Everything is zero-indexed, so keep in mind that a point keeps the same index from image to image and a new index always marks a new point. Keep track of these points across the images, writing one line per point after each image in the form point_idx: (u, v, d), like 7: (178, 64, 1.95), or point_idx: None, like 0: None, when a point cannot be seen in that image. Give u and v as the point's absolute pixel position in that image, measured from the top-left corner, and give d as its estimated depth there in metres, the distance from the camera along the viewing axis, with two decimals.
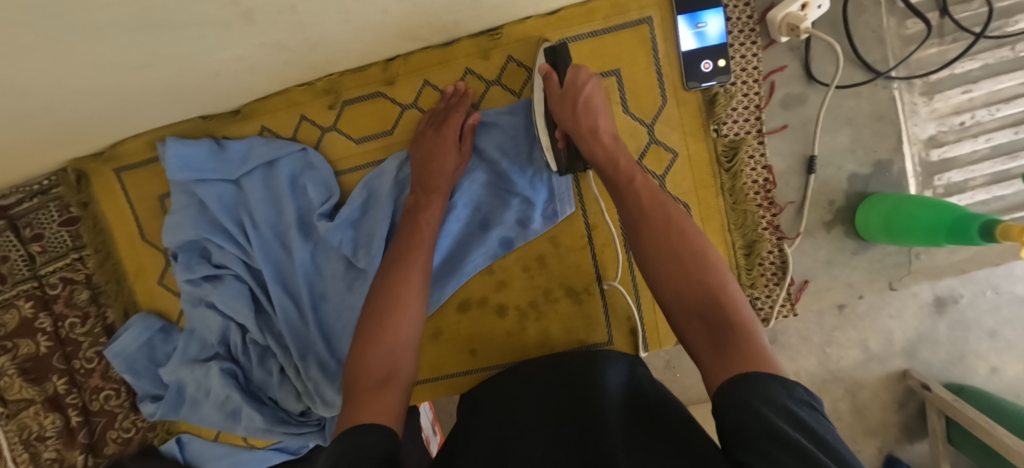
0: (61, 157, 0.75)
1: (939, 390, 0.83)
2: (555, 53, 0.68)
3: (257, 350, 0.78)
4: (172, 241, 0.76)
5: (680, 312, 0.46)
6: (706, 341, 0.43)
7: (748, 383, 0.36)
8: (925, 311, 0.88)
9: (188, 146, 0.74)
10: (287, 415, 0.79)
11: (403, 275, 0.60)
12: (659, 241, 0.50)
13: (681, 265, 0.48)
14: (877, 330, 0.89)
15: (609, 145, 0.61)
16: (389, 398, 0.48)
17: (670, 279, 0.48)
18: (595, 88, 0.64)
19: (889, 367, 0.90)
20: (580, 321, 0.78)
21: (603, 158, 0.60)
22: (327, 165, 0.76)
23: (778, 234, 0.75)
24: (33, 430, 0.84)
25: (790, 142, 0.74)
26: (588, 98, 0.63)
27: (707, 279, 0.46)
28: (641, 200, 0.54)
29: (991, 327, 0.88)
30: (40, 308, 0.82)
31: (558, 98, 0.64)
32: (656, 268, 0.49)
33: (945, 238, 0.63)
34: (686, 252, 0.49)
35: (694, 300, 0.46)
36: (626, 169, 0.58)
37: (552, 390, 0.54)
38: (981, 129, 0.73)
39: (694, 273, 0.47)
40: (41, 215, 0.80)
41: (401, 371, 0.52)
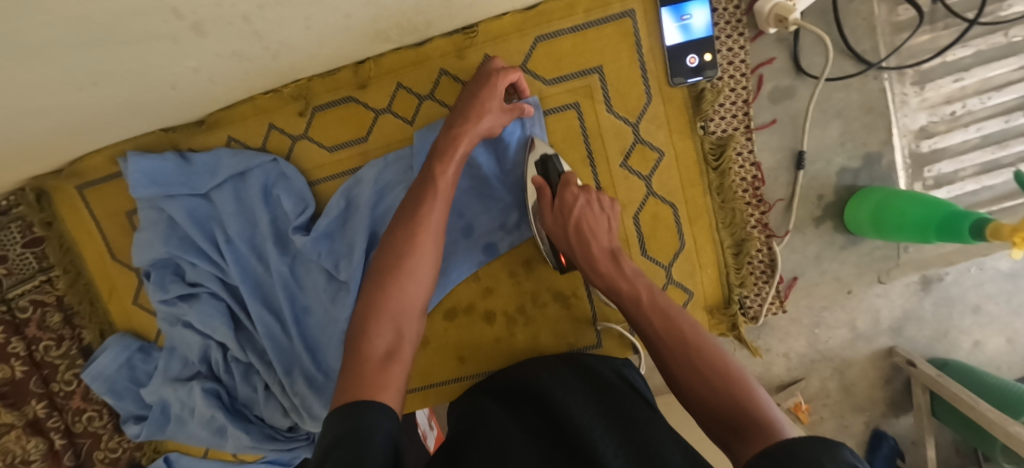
0: (18, 176, 0.71)
1: (923, 364, 0.82)
2: (546, 166, 0.67)
3: (239, 367, 0.76)
4: (142, 259, 0.73)
5: (710, 422, 0.46)
6: (731, 438, 0.43)
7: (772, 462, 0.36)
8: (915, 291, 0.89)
9: (153, 161, 0.70)
10: (275, 432, 0.77)
11: (410, 232, 0.57)
12: (672, 341, 0.51)
13: (693, 370, 0.48)
14: (866, 310, 0.89)
15: (613, 272, 0.61)
16: (396, 374, 0.47)
17: (686, 382, 0.49)
18: (592, 209, 0.64)
19: None
20: (569, 325, 0.78)
21: (606, 288, 0.61)
22: (301, 176, 0.73)
23: (766, 232, 0.73)
24: (17, 455, 0.81)
25: (779, 137, 0.72)
26: (587, 213, 0.63)
27: (725, 383, 0.46)
28: (648, 315, 0.55)
29: (975, 302, 0.82)
30: (12, 332, 0.78)
31: (552, 217, 0.65)
32: (671, 369, 0.50)
33: (935, 235, 0.62)
34: (691, 345, 0.50)
35: (717, 410, 0.45)
36: (633, 290, 0.58)
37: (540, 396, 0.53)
38: (972, 119, 0.72)
39: (711, 379, 0.47)
40: (3, 237, 0.76)
41: (404, 351, 0.50)
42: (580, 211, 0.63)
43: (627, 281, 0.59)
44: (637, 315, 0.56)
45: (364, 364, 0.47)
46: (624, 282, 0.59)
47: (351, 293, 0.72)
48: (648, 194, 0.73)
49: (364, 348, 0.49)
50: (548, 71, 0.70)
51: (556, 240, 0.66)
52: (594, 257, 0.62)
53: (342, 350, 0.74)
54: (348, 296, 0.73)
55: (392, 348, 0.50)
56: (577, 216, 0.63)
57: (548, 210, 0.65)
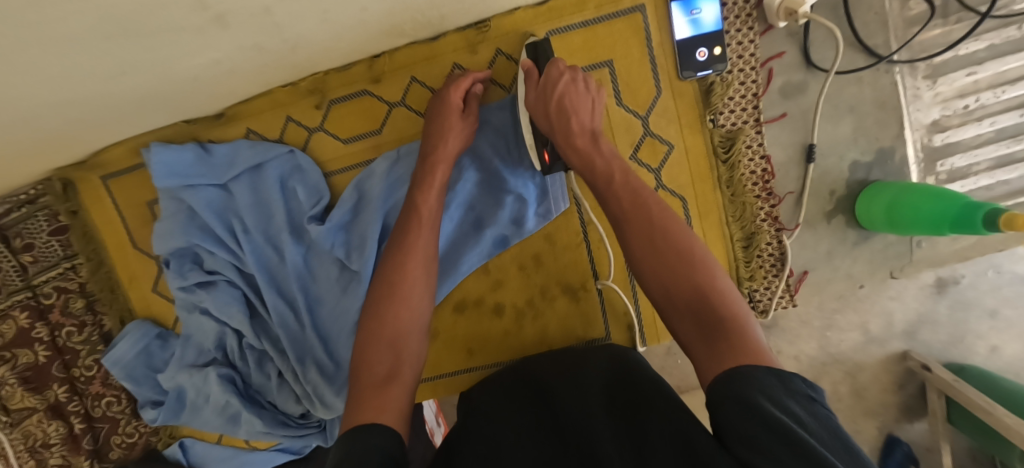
0: (45, 166, 0.73)
1: (941, 371, 0.76)
2: (536, 51, 0.66)
3: (254, 354, 0.78)
4: (162, 247, 0.75)
5: (670, 308, 0.46)
6: (692, 331, 0.43)
7: (742, 373, 0.36)
8: (927, 293, 0.80)
9: (173, 151, 0.72)
10: (287, 418, 0.79)
11: (398, 256, 0.57)
12: (639, 226, 0.51)
13: (660, 257, 0.48)
14: (876, 313, 0.80)
15: (587, 149, 0.58)
16: (399, 396, 0.47)
17: (649, 270, 0.48)
18: (577, 90, 0.61)
19: (889, 350, 0.82)
20: (578, 319, 0.78)
21: (580, 163, 0.59)
22: (316, 168, 0.75)
23: (776, 226, 0.73)
24: (37, 438, 0.84)
25: (789, 132, 0.72)
26: (574, 96, 0.61)
27: (691, 272, 0.46)
28: (620, 196, 0.54)
29: None
30: (37, 318, 0.81)
31: (536, 94, 0.62)
32: (636, 253, 0.50)
33: (949, 228, 0.62)
34: (661, 234, 0.49)
35: (680, 296, 0.46)
36: (609, 172, 0.56)
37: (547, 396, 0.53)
38: (986, 112, 0.71)
39: (677, 268, 0.47)
40: (31, 225, 0.78)
41: (407, 372, 0.50)
42: (563, 88, 0.61)
43: (603, 158, 0.57)
44: (607, 194, 0.55)
45: (365, 388, 0.47)
46: (599, 157, 0.58)
47: (363, 284, 0.73)
48: (658, 187, 0.74)
49: (365, 373, 0.49)
50: None
51: (535, 121, 0.64)
52: (572, 136, 0.59)
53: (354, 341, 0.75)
54: (360, 286, 0.74)
55: (392, 368, 0.49)
56: (561, 95, 0.60)
57: (534, 88, 0.63)
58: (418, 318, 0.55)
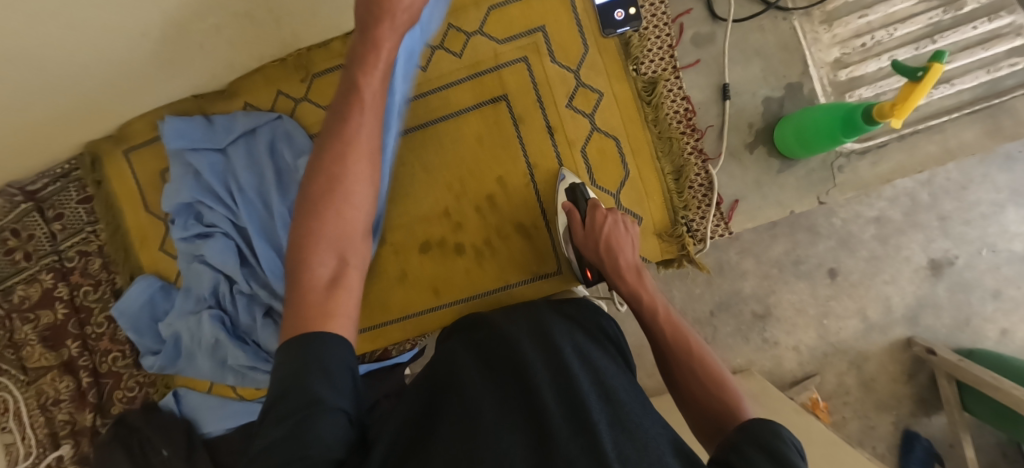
0: (80, 137, 0.89)
1: (945, 354, 1.05)
2: (574, 194, 0.79)
3: (242, 298, 0.87)
4: (168, 204, 0.88)
5: (691, 407, 0.54)
6: (706, 419, 0.52)
7: (758, 426, 0.41)
8: (923, 276, 1.13)
9: (184, 121, 0.87)
10: (268, 356, 0.88)
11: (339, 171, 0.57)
12: (679, 358, 0.58)
13: (697, 381, 0.55)
14: (873, 298, 1.13)
15: (635, 282, 0.69)
16: (332, 299, 0.43)
17: (680, 375, 0.57)
18: (614, 227, 0.73)
19: (893, 335, 1.14)
20: (531, 254, 0.86)
21: (627, 293, 0.69)
22: (301, 130, 0.88)
23: (702, 158, 0.81)
24: (50, 395, 0.94)
25: (703, 75, 0.82)
26: (612, 230, 0.73)
27: (711, 374, 0.55)
28: (662, 326, 0.63)
29: (993, 287, 1.13)
30: (59, 278, 0.94)
31: (582, 234, 0.75)
32: (682, 386, 0.56)
33: (842, 134, 0.68)
34: (689, 347, 0.59)
35: (701, 393, 0.54)
36: (648, 301, 0.66)
37: (504, 346, 0.52)
38: (883, 48, 0.79)
39: (711, 388, 0.54)
40: (63, 196, 0.94)
41: (344, 286, 0.46)
42: (608, 229, 0.73)
43: (648, 292, 0.67)
44: (651, 324, 0.64)
45: (311, 292, 0.50)
46: (643, 291, 0.68)
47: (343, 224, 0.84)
48: (592, 130, 0.83)
49: (308, 276, 0.51)
50: (499, 32, 0.84)
51: (585, 255, 0.76)
52: (618, 267, 0.71)
53: None
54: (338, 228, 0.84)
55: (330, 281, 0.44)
56: (607, 235, 0.72)
57: (580, 229, 0.76)
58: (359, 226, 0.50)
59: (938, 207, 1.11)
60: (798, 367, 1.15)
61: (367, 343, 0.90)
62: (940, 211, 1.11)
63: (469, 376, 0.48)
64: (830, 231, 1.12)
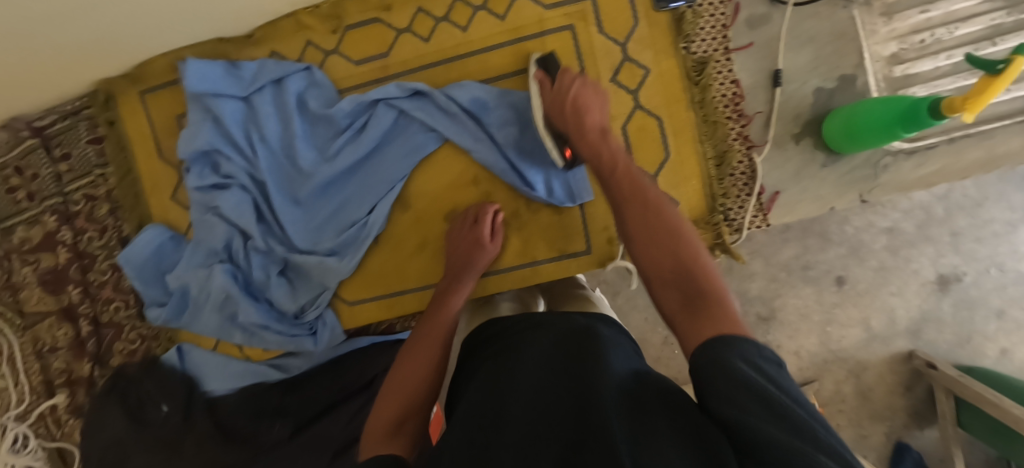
0: (93, 73, 0.84)
1: (945, 368, 1.05)
2: (546, 62, 0.77)
3: (257, 255, 0.83)
4: (184, 151, 0.83)
5: (660, 285, 0.49)
6: (676, 302, 0.46)
7: (725, 354, 0.37)
8: (928, 290, 1.12)
9: (205, 64, 0.82)
10: (281, 316, 0.84)
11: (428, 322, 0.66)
12: (639, 208, 0.55)
13: (652, 233, 0.52)
14: (877, 307, 1.13)
15: (597, 141, 0.64)
16: (396, 445, 0.50)
17: (644, 251, 0.52)
18: (585, 91, 0.70)
19: (894, 347, 1.13)
20: (558, 232, 0.83)
21: (589, 153, 0.64)
22: (330, 83, 0.84)
23: (747, 144, 0.79)
24: (46, 342, 0.92)
25: (756, 59, 0.79)
26: (585, 96, 0.69)
27: (675, 254, 0.49)
28: (621, 180, 0.58)
29: (999, 307, 1.13)
30: (63, 221, 0.91)
31: (552, 98, 0.71)
32: (634, 240, 0.53)
33: (902, 129, 0.66)
34: (655, 217, 0.53)
35: (670, 270, 0.49)
36: (619, 162, 0.61)
37: (518, 355, 0.47)
38: (941, 47, 0.77)
39: (667, 247, 0.50)
40: (71, 135, 0.90)
41: (408, 425, 0.53)
42: (576, 91, 0.70)
43: (609, 149, 0.63)
44: (610, 180, 0.59)
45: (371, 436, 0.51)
46: (606, 147, 0.63)
47: (379, 182, 0.82)
48: (635, 107, 0.80)
49: (375, 423, 0.53)
50: None
51: (552, 125, 0.72)
52: (585, 127, 0.66)
53: (364, 244, 0.82)
54: (376, 187, 0.82)
55: (400, 419, 0.53)
56: (574, 97, 0.69)
57: (547, 93, 0.73)
58: (424, 368, 0.59)
59: (951, 221, 1.10)
60: (799, 371, 1.15)
61: (383, 312, 0.86)
62: (953, 226, 1.10)
63: (482, 382, 0.45)
64: (843, 238, 1.11)
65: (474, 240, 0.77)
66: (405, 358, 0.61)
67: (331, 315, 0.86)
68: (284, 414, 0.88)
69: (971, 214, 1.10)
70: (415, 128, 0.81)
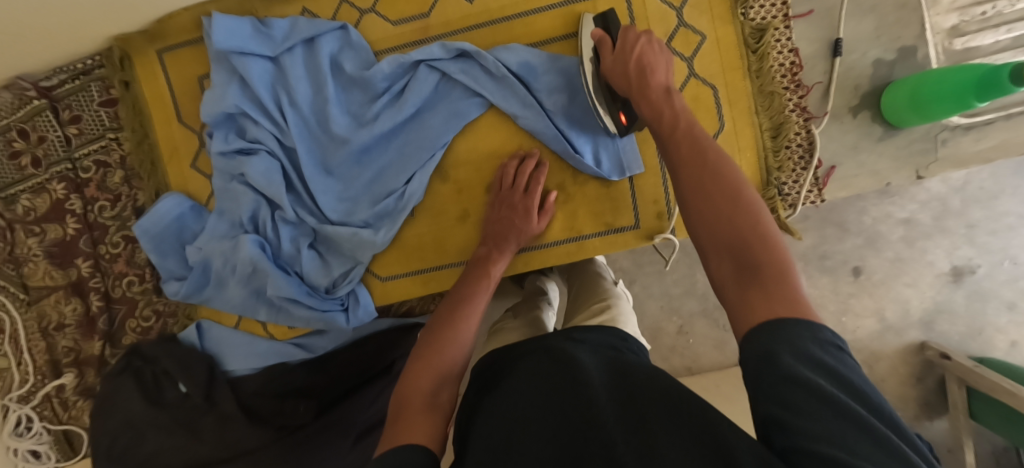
0: (110, 27, 0.78)
1: (959, 359, 1.03)
2: (606, 22, 0.70)
3: (286, 226, 0.79)
4: (207, 113, 0.78)
5: (713, 253, 0.44)
6: (728, 277, 0.42)
7: (778, 330, 0.36)
8: (942, 281, 1.10)
9: (232, 20, 0.76)
10: (311, 290, 0.80)
11: (465, 293, 0.64)
12: (705, 170, 0.47)
13: (711, 202, 0.45)
14: (891, 298, 1.11)
15: (660, 99, 0.56)
16: (431, 425, 0.48)
17: (703, 227, 0.45)
18: (658, 56, 0.61)
19: (907, 337, 1.12)
20: (606, 205, 0.79)
21: (649, 112, 0.56)
22: (366, 44, 0.78)
23: (805, 116, 0.76)
24: (52, 319, 0.86)
25: (816, 27, 0.76)
26: (647, 54, 0.61)
27: (740, 217, 0.43)
28: (679, 141, 0.51)
29: (1010, 300, 1.10)
30: (72, 190, 0.85)
31: (612, 57, 0.64)
32: (689, 202, 0.47)
33: (975, 98, 0.65)
34: (716, 183, 0.46)
35: (727, 241, 0.43)
36: (675, 119, 0.53)
37: (530, 387, 0.45)
38: (1002, 19, 0.75)
39: (726, 213, 0.44)
40: (82, 96, 0.84)
41: (443, 394, 0.53)
42: (641, 49, 0.61)
43: (673, 108, 0.55)
44: (667, 139, 0.52)
45: (410, 402, 0.50)
46: (668, 108, 0.55)
47: (420, 150, 0.78)
48: (689, 75, 0.76)
49: (412, 388, 0.52)
50: None
51: (615, 84, 0.64)
52: (649, 88, 0.58)
53: (403, 214, 0.78)
54: (418, 156, 0.78)
55: (434, 388, 0.52)
56: (639, 54, 0.61)
57: (609, 54, 0.65)
58: (463, 340, 0.58)
59: (966, 214, 1.06)
60: None
61: (419, 288, 0.82)
62: (968, 218, 1.07)
63: (490, 409, 0.45)
64: (861, 229, 1.09)
65: (523, 210, 0.75)
66: (439, 320, 0.60)
67: (363, 291, 0.81)
68: (309, 395, 0.83)
69: (986, 206, 1.07)
70: (460, 93, 0.77)
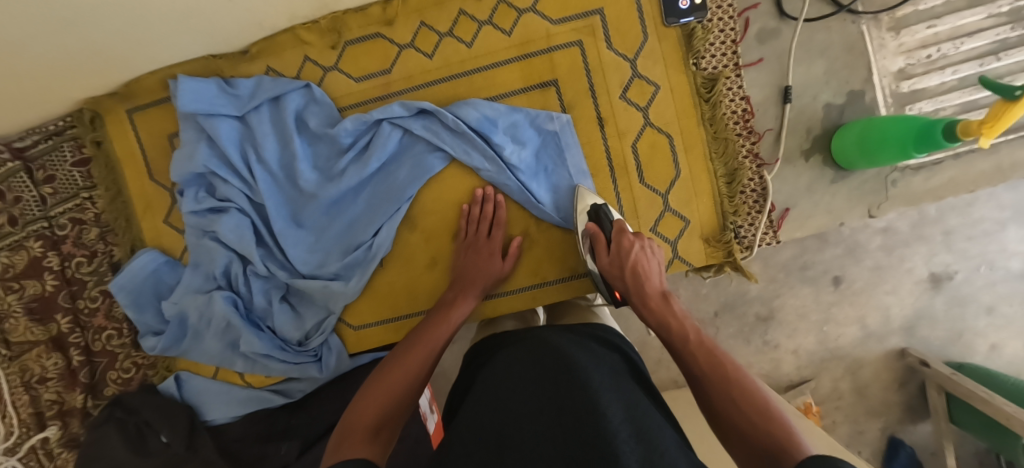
0: (79, 92, 0.80)
1: (937, 366, 0.95)
2: (597, 213, 0.73)
3: (258, 280, 0.81)
4: (178, 173, 0.79)
5: (750, 460, 0.43)
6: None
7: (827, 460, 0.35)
8: (921, 288, 1.00)
9: (199, 82, 0.78)
10: (284, 343, 0.82)
11: (428, 334, 0.65)
12: (717, 377, 0.50)
13: (734, 400, 0.47)
14: (873, 306, 1.01)
15: (662, 310, 0.62)
16: (370, 453, 0.48)
17: (732, 428, 0.46)
18: (645, 255, 0.69)
19: (888, 344, 1.03)
20: (570, 250, 0.81)
21: (654, 323, 0.62)
22: (330, 100, 0.80)
23: (756, 162, 0.79)
24: (34, 373, 0.87)
25: (766, 74, 0.79)
26: (640, 257, 0.69)
27: (764, 417, 0.44)
28: (696, 354, 0.54)
29: (988, 303, 1.01)
30: (50, 247, 0.86)
31: (608, 259, 0.70)
32: (712, 402, 0.49)
33: (915, 149, 0.67)
34: (738, 385, 0.48)
35: (755, 437, 0.43)
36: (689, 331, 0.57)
37: (536, 380, 0.45)
38: (948, 62, 0.76)
39: (749, 413, 0.45)
40: (55, 157, 0.85)
41: (388, 429, 0.52)
42: (635, 254, 0.69)
43: (679, 319, 0.60)
44: (683, 353, 0.55)
45: (353, 430, 0.50)
46: (673, 318, 0.60)
47: (387, 203, 0.79)
48: (646, 125, 0.78)
49: (360, 416, 0.52)
50: (554, 11, 0.77)
51: (610, 280, 0.70)
52: (646, 295, 0.65)
53: (371, 266, 0.80)
54: (385, 208, 0.80)
55: (378, 424, 0.52)
56: (633, 259, 0.68)
57: (603, 254, 0.71)
58: (414, 379, 0.58)
59: (943, 220, 0.97)
60: (796, 371, 1.05)
61: (391, 335, 0.84)
62: (945, 225, 0.98)
63: (486, 395, 0.46)
64: (839, 238, 0.99)
65: (486, 255, 0.77)
66: (396, 362, 0.60)
67: (335, 340, 0.83)
68: (290, 435, 0.83)
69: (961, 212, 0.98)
70: (422, 147, 0.79)
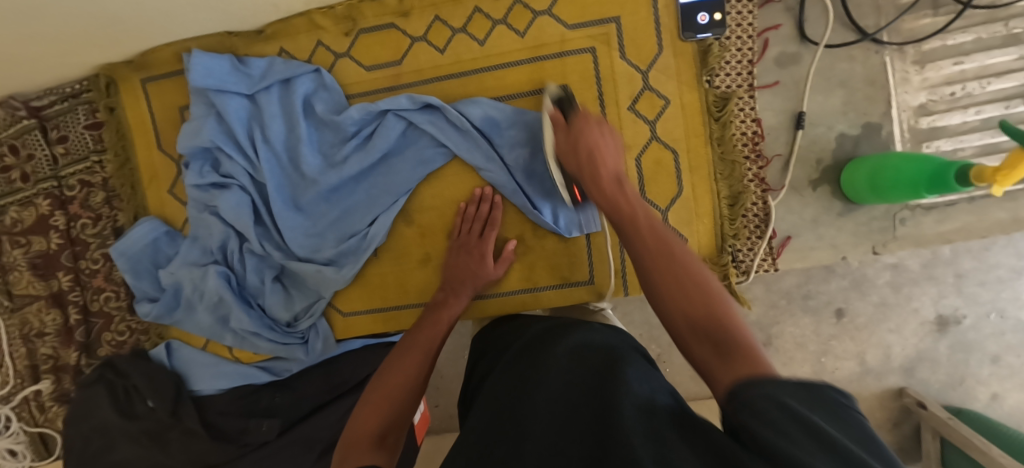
0: (96, 58, 0.82)
1: (935, 409, 0.91)
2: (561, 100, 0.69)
3: (252, 259, 0.82)
4: (185, 146, 0.80)
5: (689, 340, 0.43)
6: (712, 358, 0.40)
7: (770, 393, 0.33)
8: (926, 329, 0.97)
9: (212, 58, 0.79)
10: (273, 323, 0.84)
11: (427, 332, 0.66)
12: (662, 261, 0.47)
13: (677, 282, 0.45)
14: (874, 343, 0.98)
15: (614, 193, 0.57)
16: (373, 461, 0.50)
17: (668, 301, 0.45)
18: (608, 138, 0.62)
19: (886, 383, 0.99)
20: (563, 259, 0.81)
21: (605, 204, 0.56)
22: (338, 87, 0.81)
23: (762, 187, 0.77)
24: (34, 326, 0.90)
25: (781, 99, 0.77)
26: (599, 140, 0.61)
27: (707, 299, 0.43)
28: (642, 234, 0.51)
29: (994, 352, 0.97)
30: (57, 206, 0.88)
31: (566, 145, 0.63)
32: (655, 287, 0.47)
33: (926, 189, 0.65)
34: (684, 268, 0.46)
35: (698, 318, 0.43)
36: (632, 207, 0.54)
37: (563, 365, 0.45)
38: (972, 101, 0.73)
39: (695, 297, 0.44)
40: (70, 118, 0.87)
41: (392, 435, 0.54)
42: (592, 138, 0.61)
43: (629, 201, 0.55)
44: (628, 233, 0.52)
45: (360, 439, 0.52)
46: (624, 202, 0.56)
47: (388, 195, 0.80)
48: (652, 138, 0.77)
49: (364, 425, 0.54)
50: (571, 16, 0.76)
51: (566, 164, 0.64)
52: (600, 178, 0.58)
53: (366, 256, 0.80)
54: (385, 199, 0.80)
55: (384, 430, 0.54)
56: (591, 142, 0.61)
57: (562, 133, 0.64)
58: (411, 380, 0.59)
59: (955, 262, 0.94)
60: None
61: (379, 325, 0.86)
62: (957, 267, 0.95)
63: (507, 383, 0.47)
64: (847, 271, 0.96)
65: (478, 256, 0.77)
66: (393, 366, 0.61)
67: (324, 324, 0.85)
68: (273, 414, 0.83)
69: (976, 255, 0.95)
70: (427, 142, 0.79)
